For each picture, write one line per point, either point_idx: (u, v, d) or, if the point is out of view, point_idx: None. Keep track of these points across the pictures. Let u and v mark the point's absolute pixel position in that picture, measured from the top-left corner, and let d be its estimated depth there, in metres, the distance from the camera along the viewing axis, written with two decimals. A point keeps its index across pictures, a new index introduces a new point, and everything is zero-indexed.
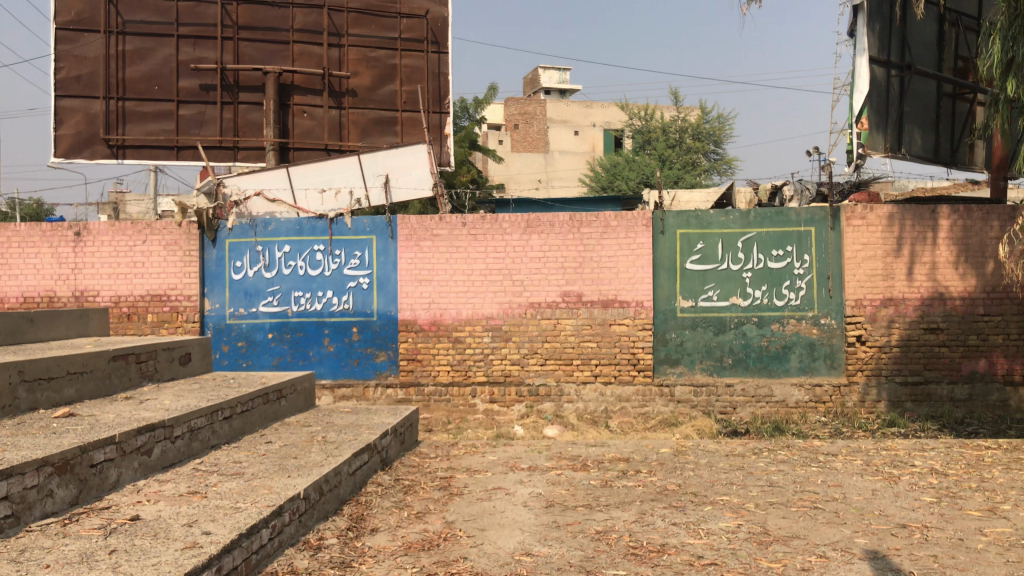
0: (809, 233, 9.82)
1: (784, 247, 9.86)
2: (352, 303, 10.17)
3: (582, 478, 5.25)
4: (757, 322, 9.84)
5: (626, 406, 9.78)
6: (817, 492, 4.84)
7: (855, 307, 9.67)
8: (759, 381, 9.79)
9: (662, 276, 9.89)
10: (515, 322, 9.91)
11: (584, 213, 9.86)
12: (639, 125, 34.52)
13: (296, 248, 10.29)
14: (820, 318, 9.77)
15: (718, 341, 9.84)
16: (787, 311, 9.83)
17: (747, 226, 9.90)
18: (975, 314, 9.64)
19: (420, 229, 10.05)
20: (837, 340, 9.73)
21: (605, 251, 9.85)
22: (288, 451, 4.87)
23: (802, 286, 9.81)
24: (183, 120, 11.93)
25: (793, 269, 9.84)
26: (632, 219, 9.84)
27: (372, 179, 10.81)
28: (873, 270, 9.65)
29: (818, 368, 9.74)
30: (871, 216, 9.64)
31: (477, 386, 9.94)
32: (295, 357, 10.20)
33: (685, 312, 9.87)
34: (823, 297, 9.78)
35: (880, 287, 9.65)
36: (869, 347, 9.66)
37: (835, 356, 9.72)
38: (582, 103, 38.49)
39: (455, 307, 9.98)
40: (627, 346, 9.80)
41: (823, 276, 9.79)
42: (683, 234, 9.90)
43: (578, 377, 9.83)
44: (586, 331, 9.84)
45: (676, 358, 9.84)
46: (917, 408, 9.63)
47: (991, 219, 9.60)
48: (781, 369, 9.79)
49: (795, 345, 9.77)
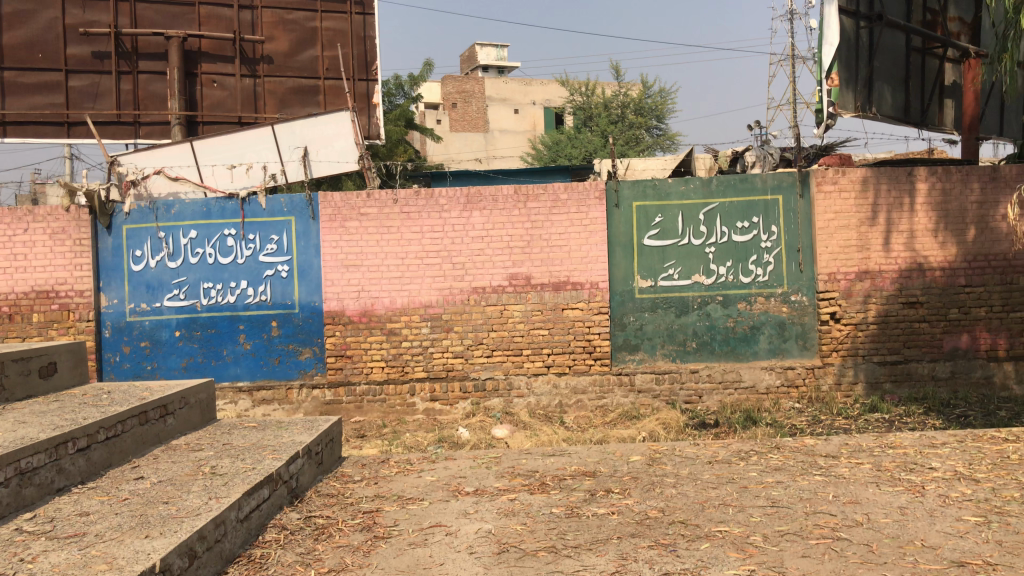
0: (776, 202, 8.93)
1: (750, 218, 8.95)
2: (270, 294, 8.99)
3: (542, 504, 4.23)
4: (723, 301, 8.93)
5: (582, 399, 8.81)
6: (835, 515, 3.90)
7: (829, 282, 8.82)
8: (727, 366, 8.89)
9: (618, 253, 8.90)
10: (456, 310, 8.84)
11: (530, 185, 8.81)
12: (581, 101, 33.60)
13: (204, 234, 9.04)
14: (790, 295, 8.92)
15: (681, 323, 8.92)
16: (756, 288, 8.94)
17: (710, 195, 8.95)
18: (956, 286, 8.89)
19: (346, 208, 8.88)
20: (809, 319, 8.90)
21: (554, 227, 8.83)
22: (160, 492, 3.73)
23: (770, 261, 8.93)
24: (73, 93, 10.52)
25: (760, 242, 8.94)
26: (584, 191, 8.82)
27: (289, 153, 9.58)
28: (847, 240, 8.81)
29: (789, 350, 8.90)
30: (844, 181, 8.79)
31: (415, 382, 8.85)
32: (207, 357, 8.98)
33: (644, 293, 8.91)
34: (794, 272, 8.93)
35: (855, 259, 8.82)
36: (845, 325, 8.83)
37: (807, 336, 8.89)
38: (521, 81, 37.39)
39: (388, 295, 8.86)
40: (581, 333, 8.81)
41: (792, 249, 8.93)
42: (639, 207, 8.92)
43: (529, 369, 8.82)
44: (535, 318, 8.82)
45: (635, 344, 8.90)
46: (897, 389, 8.84)
47: (971, 182, 8.83)
48: (750, 352, 8.91)
49: (764, 326, 8.91)
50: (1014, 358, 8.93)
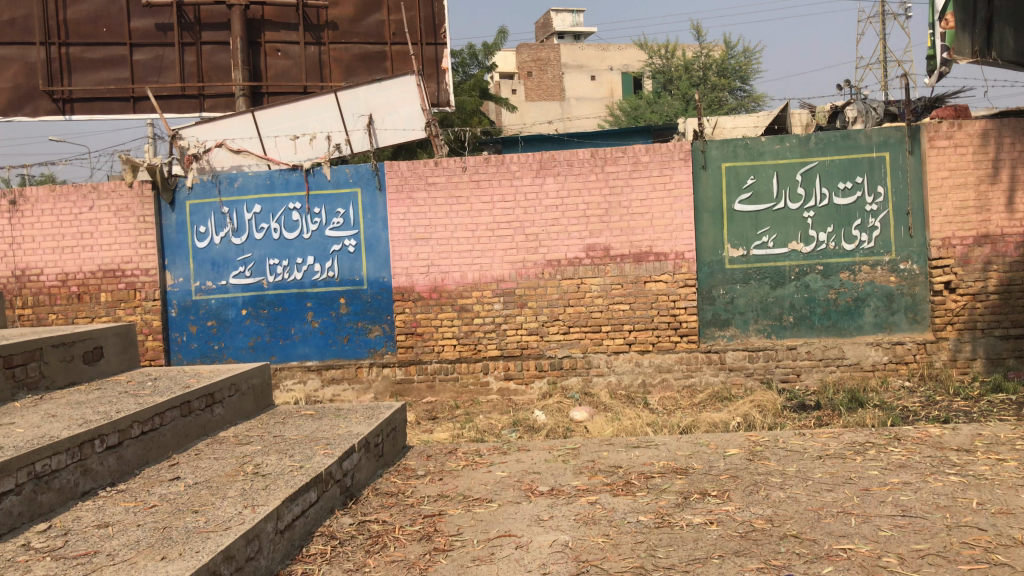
0: (883, 159, 8.08)
1: (853, 179, 8.12)
2: (337, 270, 8.60)
3: (627, 510, 3.67)
4: (823, 271, 8.16)
5: (668, 378, 8.19)
6: (984, 530, 3.23)
7: (943, 247, 7.94)
8: (828, 341, 8.12)
9: (705, 221, 8.20)
10: (531, 284, 8.29)
11: (608, 149, 8.16)
12: (660, 64, 32.44)
13: (268, 208, 8.69)
14: (898, 263, 8.09)
15: (776, 296, 8.19)
16: (859, 256, 8.14)
17: (808, 154, 8.16)
18: None
19: (413, 178, 8.39)
20: (920, 289, 8.06)
21: (634, 193, 8.17)
22: (194, 498, 3.32)
23: (875, 225, 8.10)
24: (138, 67, 10.30)
25: (865, 204, 8.12)
26: (667, 153, 8.12)
27: (354, 121, 9.12)
28: (965, 200, 7.91)
29: (898, 323, 8.09)
30: (960, 135, 7.87)
31: (488, 361, 8.36)
32: (274, 336, 8.67)
33: (735, 263, 8.20)
34: (903, 236, 8.09)
35: (973, 222, 7.91)
36: (961, 296, 7.96)
37: (918, 308, 8.08)
38: (598, 46, 36.39)
39: (458, 270, 8.36)
40: (666, 308, 8.17)
41: (901, 212, 8.08)
42: (729, 168, 8.18)
43: (609, 346, 8.24)
44: (615, 292, 8.21)
45: (725, 319, 8.22)
46: (1022, 366, 7.94)
47: None
48: (854, 326, 8.14)
49: (870, 297, 8.12)
50: None
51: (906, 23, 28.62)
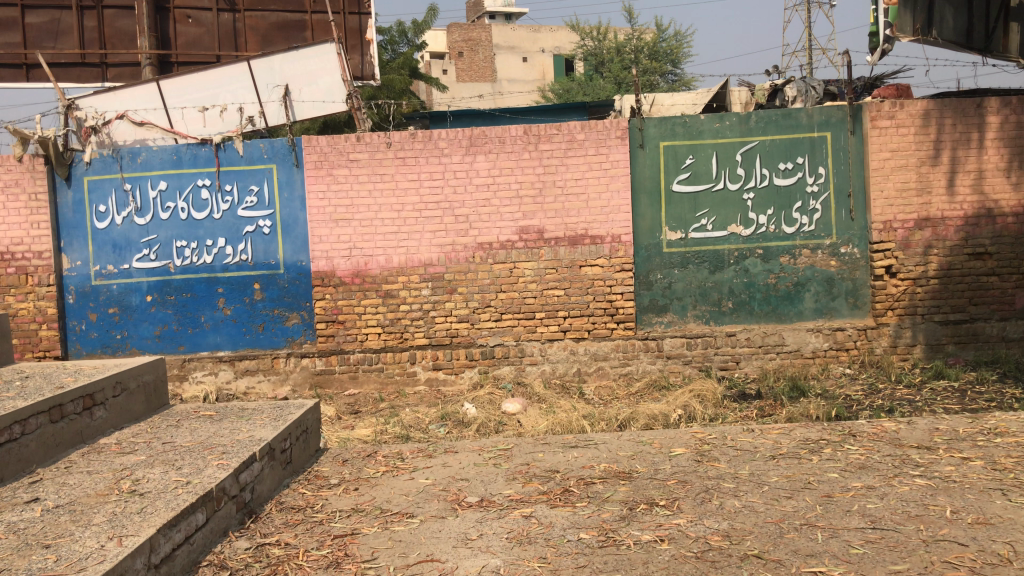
0: (824, 140, 7.82)
1: (794, 159, 7.84)
2: (251, 253, 7.97)
3: (566, 526, 3.23)
4: (763, 255, 7.88)
5: (604, 366, 7.82)
6: (964, 544, 2.89)
7: (885, 231, 7.74)
8: (768, 328, 7.85)
9: (643, 202, 7.82)
10: (460, 269, 7.81)
11: (542, 125, 7.71)
12: (592, 47, 32.17)
13: (175, 185, 7.99)
14: (839, 247, 7.86)
15: (715, 281, 7.87)
16: (800, 239, 7.87)
17: (748, 134, 7.83)
18: None
19: (333, 154, 7.80)
20: (861, 274, 7.85)
21: (569, 172, 7.74)
22: (49, 529, 2.76)
23: (816, 208, 7.85)
24: (31, 30, 9.41)
25: (806, 186, 7.85)
26: (604, 130, 7.70)
27: (269, 92, 8.43)
28: (906, 182, 7.70)
29: (838, 309, 7.87)
30: (902, 115, 7.66)
31: (415, 350, 7.86)
32: (183, 325, 8.00)
33: (674, 247, 7.85)
34: (844, 219, 7.85)
35: (914, 204, 7.72)
36: (902, 281, 7.77)
37: (858, 293, 7.86)
38: (530, 27, 35.90)
39: (383, 253, 7.82)
40: (602, 294, 7.78)
41: (842, 194, 7.84)
42: (668, 147, 7.81)
43: (542, 334, 7.82)
44: (549, 277, 7.78)
45: (664, 305, 7.88)
46: (961, 352, 7.81)
47: None
48: (794, 312, 7.88)
49: (810, 282, 7.87)
50: None
51: (832, 11, 28.94)
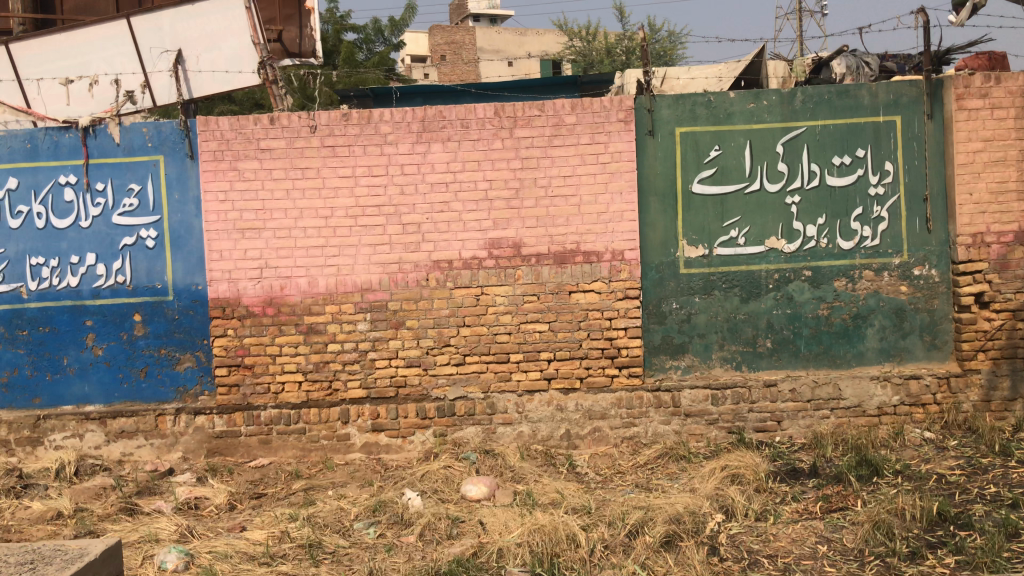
0: (892, 126, 5.85)
1: (852, 152, 5.87)
2: (129, 275, 5.96)
3: None
4: (811, 278, 5.91)
5: (602, 427, 5.84)
6: None
7: (974, 247, 5.80)
8: (818, 376, 5.90)
9: (654, 207, 5.86)
10: (409, 296, 5.82)
11: (520, 104, 5.75)
12: (579, 49, 30.42)
13: (29, 182, 5.96)
14: (911, 268, 5.90)
15: (748, 312, 5.92)
16: (861, 257, 5.91)
17: (793, 117, 5.87)
18: None
19: (238, 141, 5.81)
20: (941, 303, 5.90)
21: (555, 167, 5.78)
22: None
23: (882, 216, 5.88)
24: None
25: (868, 186, 5.88)
26: (602, 111, 5.75)
27: (155, 60, 6.42)
28: (1003, 182, 5.77)
29: (911, 349, 5.93)
30: (997, 93, 5.74)
31: (348, 406, 5.86)
32: (38, 370, 5.97)
33: (692, 267, 5.89)
34: (918, 231, 5.89)
35: (1013, 211, 5.79)
36: (997, 313, 5.85)
37: (937, 329, 5.92)
38: (514, 31, 34.07)
39: (305, 274, 5.82)
40: (599, 330, 5.82)
41: (917, 197, 5.88)
42: (686, 134, 5.86)
43: (518, 384, 5.84)
44: (528, 307, 5.82)
45: (681, 345, 5.91)
46: None
47: None
48: (852, 354, 5.94)
49: (874, 315, 5.92)
50: None
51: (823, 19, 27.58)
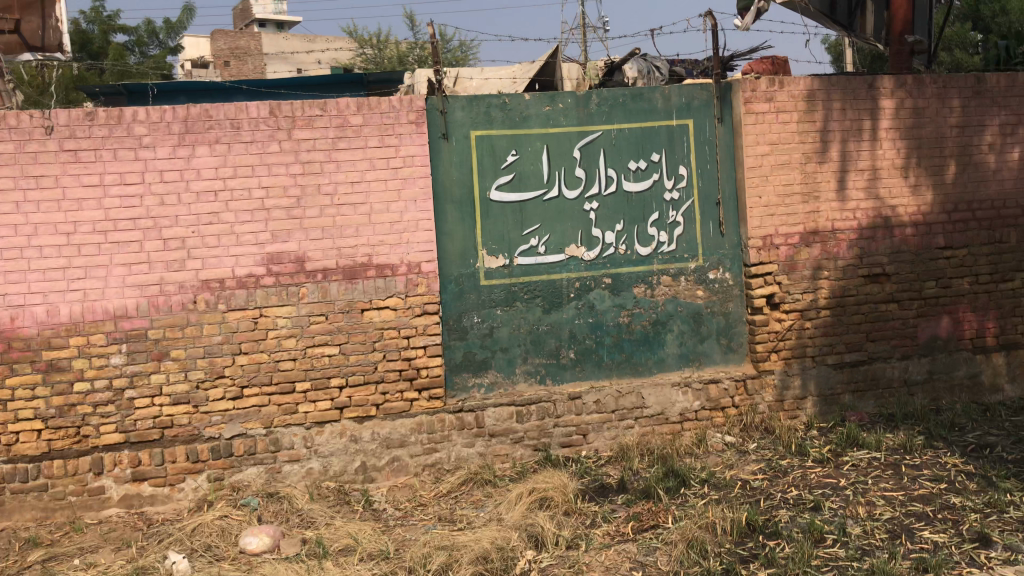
0: (684, 130, 5.73)
1: (647, 156, 5.70)
2: None
3: None
4: (611, 286, 5.69)
5: (401, 456, 5.33)
6: None
7: (764, 249, 5.72)
8: (623, 386, 5.68)
9: (450, 215, 5.44)
10: (174, 322, 5.06)
11: (298, 102, 5.15)
12: (374, 56, 29.71)
13: None
14: (706, 272, 5.80)
15: (551, 324, 5.61)
16: (658, 262, 5.74)
17: (588, 121, 5.61)
18: (934, 249, 5.91)
19: None
20: (735, 307, 5.84)
21: (341, 172, 5.22)
22: None
23: (677, 221, 5.75)
24: None
25: (663, 191, 5.73)
26: (390, 111, 5.26)
27: None
28: (788, 185, 5.70)
29: (709, 354, 5.82)
30: (781, 97, 5.65)
31: (102, 454, 5.01)
32: None
33: (493, 278, 5.52)
34: (711, 235, 5.79)
35: (799, 213, 5.73)
36: (787, 314, 5.79)
37: (732, 332, 5.85)
38: (306, 37, 32.85)
39: (42, 301, 4.91)
40: (395, 350, 5.32)
41: (709, 201, 5.79)
42: (481, 138, 5.46)
43: (306, 416, 5.23)
44: (314, 328, 5.22)
45: (483, 362, 5.51)
46: (860, 404, 5.88)
47: (950, 97, 5.83)
48: (654, 361, 5.76)
49: (672, 320, 5.78)
50: (1005, 347, 6.03)
51: None
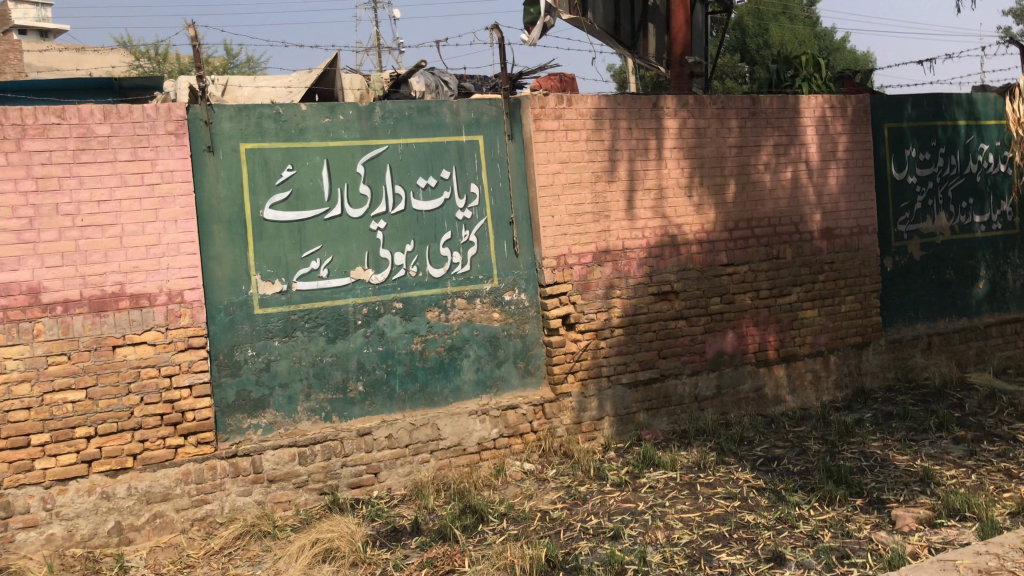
0: (474, 147, 5.44)
1: (436, 173, 5.37)
2: None
3: None
4: (401, 311, 5.27)
5: (165, 512, 4.68)
6: None
7: (557, 269, 5.50)
8: (416, 419, 5.23)
9: (218, 236, 4.87)
10: None
11: (30, 107, 4.41)
12: (151, 70, 27.77)
13: None
14: (501, 294, 5.50)
15: (336, 354, 5.12)
16: (452, 285, 5.39)
17: (372, 135, 5.23)
18: (717, 265, 5.96)
19: None
20: (532, 329, 5.57)
21: (84, 189, 4.53)
22: None
23: (470, 241, 5.43)
24: None
25: (454, 210, 5.41)
26: (145, 121, 4.65)
27: None
28: (579, 204, 5.54)
29: (507, 379, 5.51)
30: (570, 114, 5.49)
31: None
32: None
33: (269, 306, 4.97)
34: (506, 255, 5.51)
35: (590, 232, 5.58)
36: (582, 334, 5.61)
37: (530, 355, 5.57)
38: (74, 48, 30.23)
39: None
40: (156, 390, 4.68)
41: (503, 220, 5.51)
42: (254, 151, 4.95)
43: (45, 474, 4.47)
44: (54, 371, 4.48)
45: (260, 400, 4.95)
46: (654, 422, 5.79)
47: (728, 117, 5.93)
48: (448, 390, 5.38)
49: (468, 345, 5.42)
50: (785, 359, 6.16)
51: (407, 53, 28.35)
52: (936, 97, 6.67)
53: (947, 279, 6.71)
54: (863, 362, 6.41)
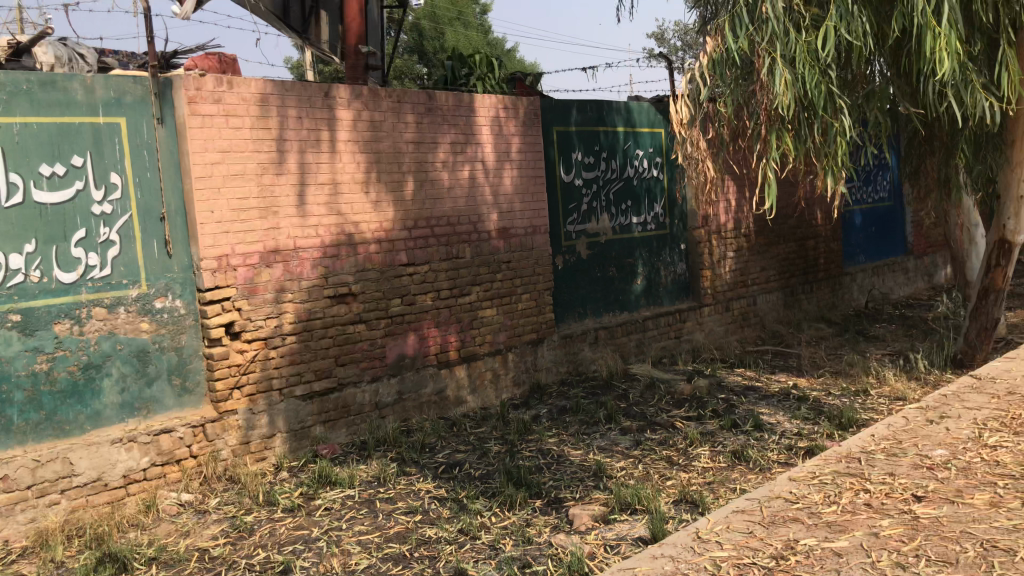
0: (114, 130, 4.39)
1: (66, 160, 4.25)
2: None
3: None
4: (20, 325, 4.10)
5: None
6: None
7: (220, 271, 4.63)
8: (46, 451, 4.09)
9: None
10: None
11: None
12: None
13: None
14: (152, 301, 4.52)
15: None
16: (88, 292, 4.31)
17: None
18: (396, 266, 5.42)
19: None
20: (189, 339, 4.65)
21: None
22: None
23: (112, 241, 4.39)
24: None
25: (89, 202, 4.33)
26: None
27: None
28: (243, 199, 4.71)
29: (160, 399, 4.55)
30: (231, 98, 4.65)
31: None
32: None
33: None
34: (157, 255, 4.54)
35: (257, 230, 4.78)
36: (249, 343, 4.79)
37: (187, 370, 4.65)
38: None
39: None
40: None
41: (153, 215, 4.54)
42: None
43: None
44: None
45: None
46: (332, 434, 5.11)
47: (404, 112, 5.44)
48: (85, 417, 4.31)
49: (110, 362, 4.38)
50: (466, 359, 5.80)
51: None
52: (597, 103, 6.83)
53: (610, 276, 6.98)
54: (538, 358, 6.29)
